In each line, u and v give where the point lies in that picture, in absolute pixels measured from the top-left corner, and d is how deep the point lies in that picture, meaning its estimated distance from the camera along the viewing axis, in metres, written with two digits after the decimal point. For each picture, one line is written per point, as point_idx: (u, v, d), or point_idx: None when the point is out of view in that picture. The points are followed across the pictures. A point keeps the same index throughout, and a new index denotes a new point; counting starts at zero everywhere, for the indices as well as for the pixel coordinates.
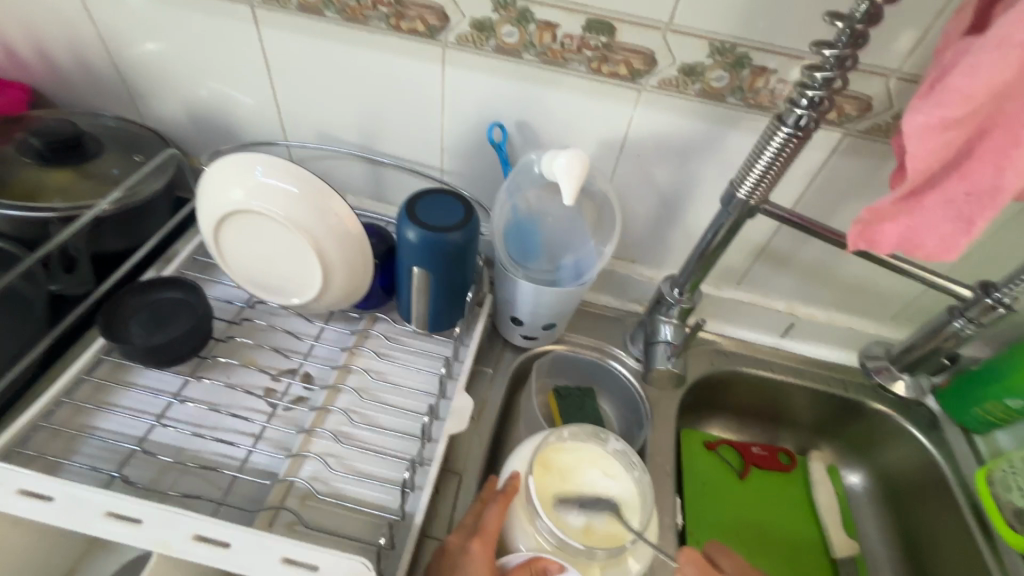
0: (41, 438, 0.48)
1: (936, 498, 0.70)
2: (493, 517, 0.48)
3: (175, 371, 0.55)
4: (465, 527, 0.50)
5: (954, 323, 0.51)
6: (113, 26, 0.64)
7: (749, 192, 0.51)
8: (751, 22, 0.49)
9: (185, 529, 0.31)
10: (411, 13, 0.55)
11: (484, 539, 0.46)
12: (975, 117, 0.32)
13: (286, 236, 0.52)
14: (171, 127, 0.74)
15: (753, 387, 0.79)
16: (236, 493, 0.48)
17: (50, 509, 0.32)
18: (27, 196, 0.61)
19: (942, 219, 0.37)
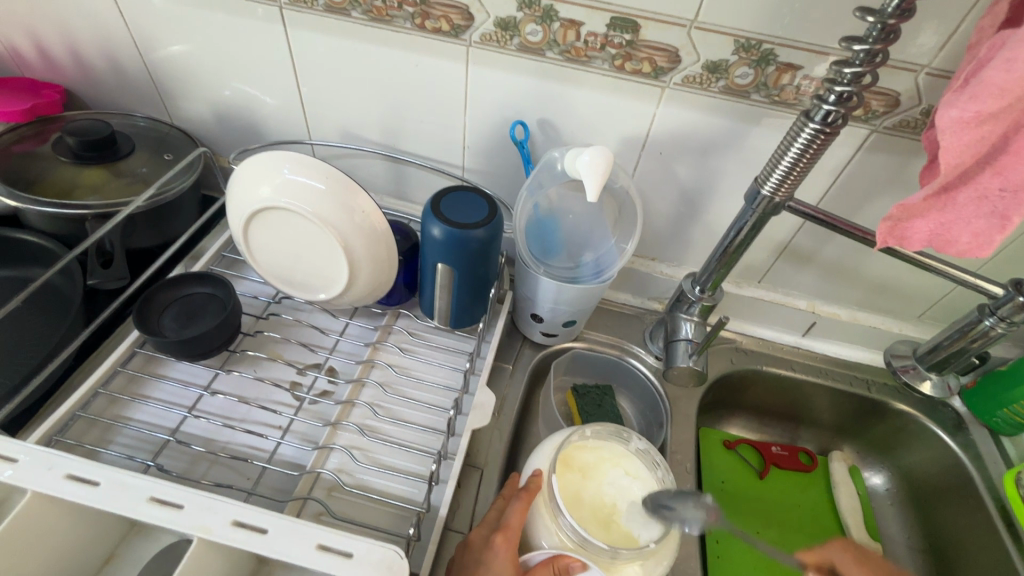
0: (79, 428, 0.50)
1: (963, 500, 0.69)
2: (516, 514, 0.48)
3: (206, 363, 0.56)
4: (487, 523, 0.50)
5: (984, 322, 0.50)
6: (144, 28, 0.66)
7: (774, 189, 0.50)
8: (778, 19, 0.49)
9: (226, 514, 0.33)
10: (436, 13, 0.55)
11: (507, 534, 0.47)
12: (1011, 111, 0.32)
13: (314, 232, 0.53)
14: (199, 127, 0.75)
15: (773, 386, 0.79)
16: (265, 483, 0.50)
17: (94, 493, 0.33)
18: (62, 193, 0.63)
19: (974, 214, 0.37)
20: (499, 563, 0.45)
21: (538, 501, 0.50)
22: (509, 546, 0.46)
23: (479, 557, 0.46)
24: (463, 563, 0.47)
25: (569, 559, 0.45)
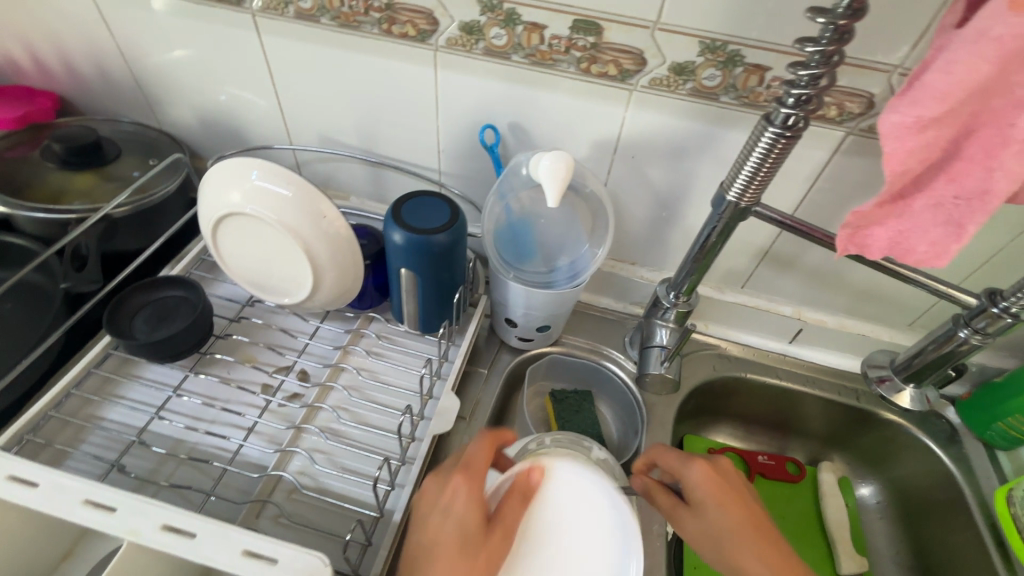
0: (52, 427, 0.52)
1: (953, 516, 0.66)
2: (480, 452, 0.44)
3: (177, 365, 0.57)
4: (446, 466, 0.46)
5: (959, 334, 0.49)
6: (129, 37, 0.67)
7: (739, 194, 0.49)
8: (742, 20, 0.48)
9: (156, 518, 0.33)
10: (402, 18, 0.56)
11: (470, 474, 0.43)
12: (955, 116, 0.30)
13: (279, 238, 0.54)
14: (186, 132, 0.77)
15: (758, 394, 0.77)
16: (226, 485, 0.50)
17: (33, 495, 0.34)
18: (50, 198, 0.65)
19: (931, 222, 0.35)
20: (462, 506, 0.41)
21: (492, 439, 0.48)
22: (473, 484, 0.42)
23: (439, 500, 0.42)
24: (421, 515, 0.43)
25: (531, 475, 0.44)
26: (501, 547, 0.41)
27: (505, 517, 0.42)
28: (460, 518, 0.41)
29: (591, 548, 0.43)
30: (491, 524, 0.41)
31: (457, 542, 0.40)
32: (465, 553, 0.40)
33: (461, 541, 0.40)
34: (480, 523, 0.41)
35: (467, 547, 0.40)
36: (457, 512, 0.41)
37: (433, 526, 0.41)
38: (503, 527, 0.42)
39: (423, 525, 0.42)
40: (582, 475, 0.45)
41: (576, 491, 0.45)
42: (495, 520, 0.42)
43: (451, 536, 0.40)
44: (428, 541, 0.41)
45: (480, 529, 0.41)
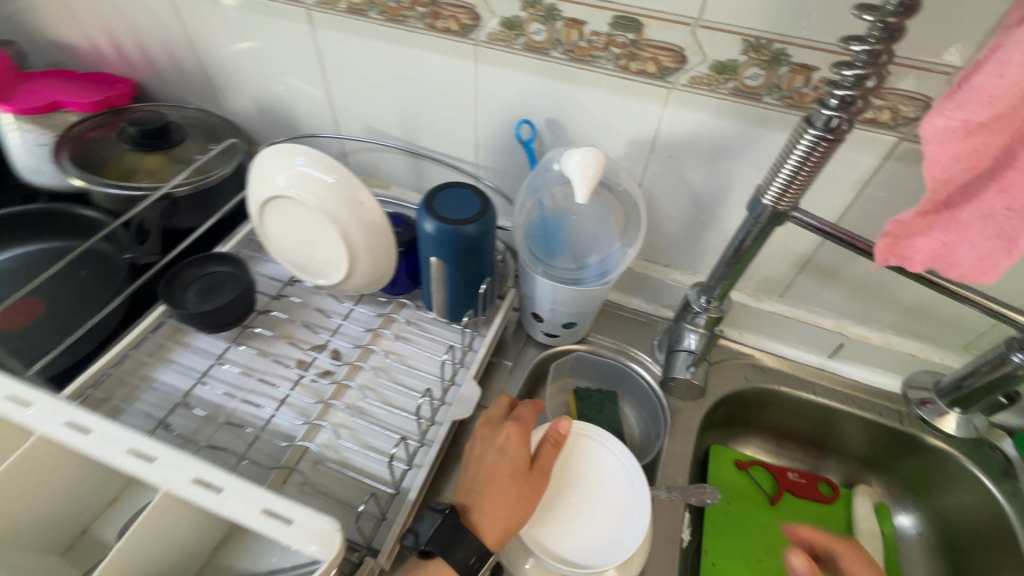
0: (110, 384, 0.57)
1: (1003, 556, 0.62)
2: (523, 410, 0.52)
3: (221, 336, 0.61)
4: (493, 419, 0.53)
5: (1012, 359, 0.46)
6: (197, 29, 0.72)
7: (775, 199, 0.47)
8: (789, 18, 0.46)
9: (188, 472, 0.36)
10: (446, 13, 0.57)
11: (520, 421, 0.50)
12: (1006, 121, 0.28)
13: (319, 222, 0.56)
14: (244, 119, 0.82)
15: (792, 408, 0.74)
16: (258, 450, 0.54)
17: (84, 441, 0.37)
18: (122, 176, 0.72)
19: (980, 235, 0.33)
20: (514, 447, 0.48)
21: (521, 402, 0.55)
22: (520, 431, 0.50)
23: (493, 444, 0.50)
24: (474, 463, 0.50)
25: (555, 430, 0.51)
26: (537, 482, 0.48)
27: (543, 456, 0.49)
28: (512, 456, 0.48)
29: (611, 496, 0.50)
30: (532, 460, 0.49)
31: (510, 473, 0.47)
32: (516, 484, 0.47)
33: (514, 474, 0.47)
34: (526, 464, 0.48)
35: (517, 478, 0.47)
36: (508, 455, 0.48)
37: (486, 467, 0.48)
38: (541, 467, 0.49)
39: (479, 459, 0.49)
40: (598, 434, 0.54)
41: (594, 448, 0.53)
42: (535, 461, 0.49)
43: (504, 469, 0.47)
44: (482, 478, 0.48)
45: (526, 465, 0.48)
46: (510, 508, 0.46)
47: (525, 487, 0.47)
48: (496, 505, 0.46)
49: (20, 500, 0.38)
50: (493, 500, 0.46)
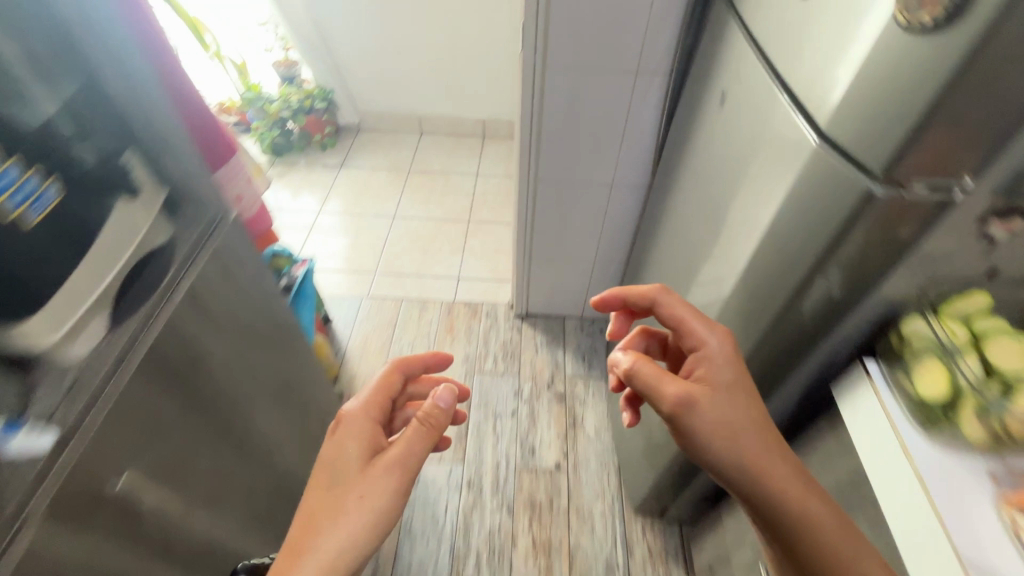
0: None
1: None
2: (375, 390, 0.88)
3: None
4: (354, 425, 0.82)
5: None
6: None
7: None
8: None
9: None
10: None
11: (368, 427, 0.82)
12: None
13: None
14: None
15: None
16: None
17: None
18: None
19: None
20: (358, 442, 0.80)
21: (425, 355, 0.97)
22: (713, 421, 0.77)
23: (335, 451, 0.79)
24: (373, 441, 0.82)
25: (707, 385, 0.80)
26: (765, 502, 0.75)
27: (738, 444, 0.76)
28: (352, 451, 0.79)
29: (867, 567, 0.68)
30: (370, 457, 0.79)
31: (340, 481, 0.76)
32: (359, 467, 0.77)
33: (360, 467, 0.77)
34: (433, 450, 0.81)
35: (361, 460, 0.78)
36: (412, 442, 0.79)
37: (383, 465, 0.76)
38: (687, 331, 0.84)
39: (329, 482, 0.77)
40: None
41: None
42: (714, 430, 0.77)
43: (348, 465, 0.77)
44: (376, 467, 0.76)
45: (361, 465, 0.77)
46: (352, 466, 0.77)
47: (360, 472, 0.77)
48: (315, 503, 0.75)
49: (715, 407, 0.78)
50: (345, 479, 0.76)
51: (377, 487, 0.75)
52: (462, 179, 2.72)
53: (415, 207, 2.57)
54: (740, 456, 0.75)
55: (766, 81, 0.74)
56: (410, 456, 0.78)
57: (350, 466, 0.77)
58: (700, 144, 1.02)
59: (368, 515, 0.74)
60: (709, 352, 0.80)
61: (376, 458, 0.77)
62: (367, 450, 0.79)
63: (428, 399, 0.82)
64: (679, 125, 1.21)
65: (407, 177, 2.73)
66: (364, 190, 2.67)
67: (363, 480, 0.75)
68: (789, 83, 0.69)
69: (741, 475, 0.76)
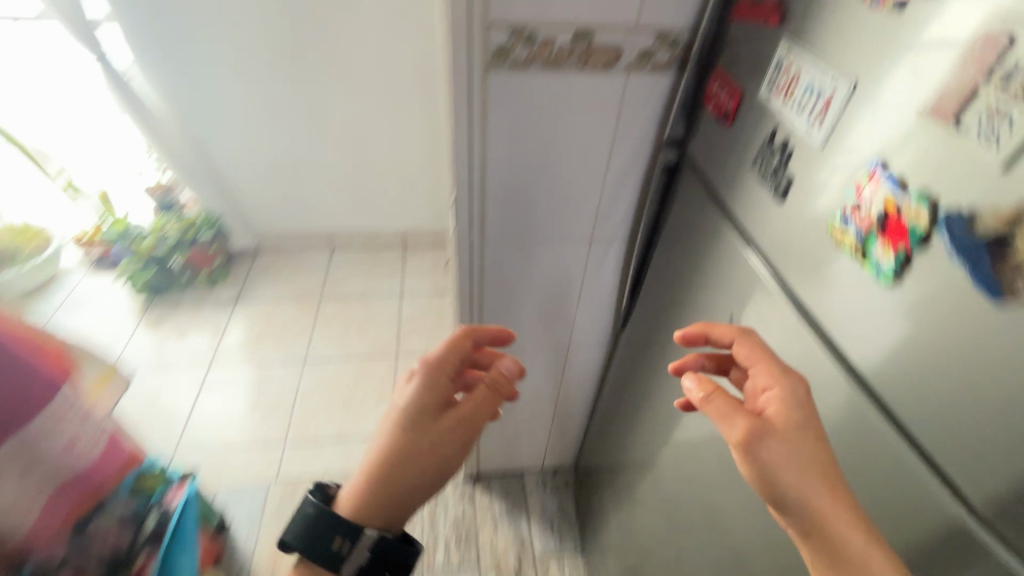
0: None
1: None
2: (443, 347, 0.81)
3: None
4: (445, 359, 0.81)
5: None
6: None
7: None
8: None
9: None
10: None
11: (442, 377, 0.78)
12: None
13: None
14: None
15: None
16: None
17: None
18: None
19: None
20: (444, 382, 0.79)
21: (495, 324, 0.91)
22: (788, 456, 0.53)
23: (433, 377, 0.78)
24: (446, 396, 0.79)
25: (772, 413, 0.55)
26: (834, 565, 0.48)
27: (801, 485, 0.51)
28: (432, 390, 0.77)
29: None
30: (439, 410, 0.77)
31: (428, 415, 0.76)
32: (438, 404, 0.77)
33: (434, 409, 0.77)
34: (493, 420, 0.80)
35: (438, 405, 0.77)
36: (480, 407, 0.78)
37: (451, 422, 0.75)
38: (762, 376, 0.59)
39: (419, 432, 0.74)
40: None
41: None
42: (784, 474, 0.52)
43: (427, 411, 0.76)
44: (445, 424, 0.75)
45: (438, 409, 0.77)
46: (430, 434, 0.74)
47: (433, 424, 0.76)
48: (416, 457, 0.74)
49: (796, 440, 0.53)
50: (423, 454, 0.74)
51: (445, 442, 0.75)
52: (385, 303, 2.42)
53: (332, 344, 2.22)
54: (801, 497, 0.50)
55: (831, 367, 0.56)
56: (474, 422, 0.77)
57: (421, 413, 0.76)
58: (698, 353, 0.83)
59: (436, 461, 0.75)
60: (784, 392, 0.57)
61: (448, 412, 0.76)
62: (439, 402, 0.77)
63: (493, 367, 0.81)
64: (652, 301, 1.03)
65: (320, 305, 2.39)
66: (268, 327, 2.29)
67: (430, 429, 0.75)
68: (871, 381, 0.52)
69: (811, 517, 0.50)
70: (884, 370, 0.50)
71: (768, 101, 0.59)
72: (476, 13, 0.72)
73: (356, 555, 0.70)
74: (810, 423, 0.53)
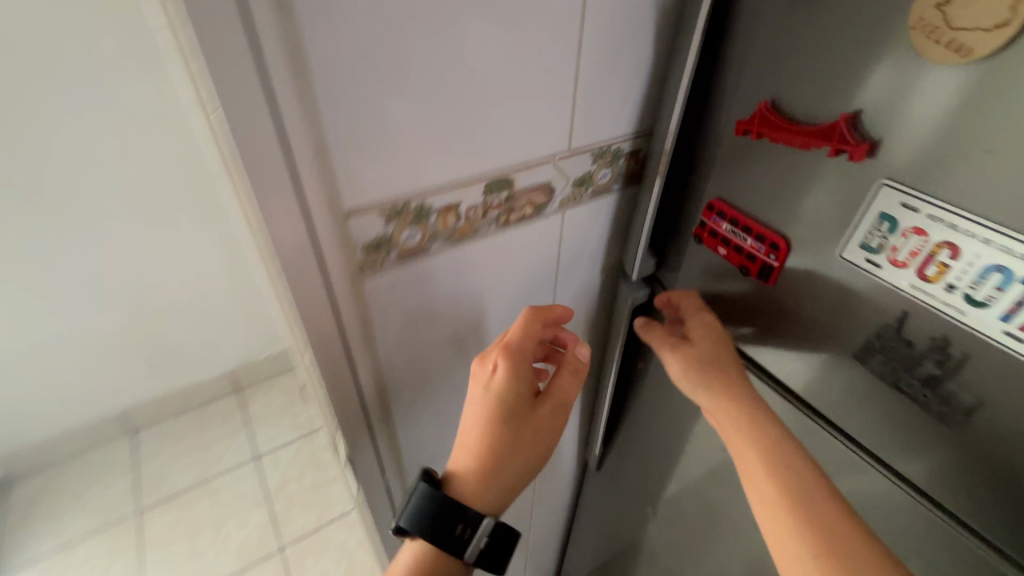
0: None
1: None
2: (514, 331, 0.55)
3: None
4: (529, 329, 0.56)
5: None
6: None
7: None
8: None
9: None
10: None
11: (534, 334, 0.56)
12: None
13: None
14: None
15: None
16: None
17: None
18: None
19: None
20: (526, 367, 0.55)
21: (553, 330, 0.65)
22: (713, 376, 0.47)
23: (519, 361, 0.55)
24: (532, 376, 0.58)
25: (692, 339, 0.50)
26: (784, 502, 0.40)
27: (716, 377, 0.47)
28: (522, 376, 0.55)
29: None
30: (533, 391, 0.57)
31: (521, 405, 0.55)
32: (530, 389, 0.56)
33: (531, 388, 0.56)
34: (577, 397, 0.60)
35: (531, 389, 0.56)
36: (569, 385, 0.58)
37: (552, 407, 0.56)
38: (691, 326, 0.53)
39: (518, 427, 0.54)
40: None
41: None
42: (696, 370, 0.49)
43: (520, 396, 0.55)
44: (544, 412, 0.56)
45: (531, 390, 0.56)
46: (553, 418, 0.57)
47: (531, 411, 0.55)
48: (512, 464, 0.54)
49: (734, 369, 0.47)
50: (529, 448, 0.55)
51: (551, 427, 0.56)
52: (238, 479, 1.78)
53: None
54: (716, 399, 0.46)
55: None
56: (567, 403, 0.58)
57: (521, 401, 0.55)
58: (742, 561, 0.60)
59: (545, 446, 0.56)
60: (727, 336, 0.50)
61: (546, 393, 0.57)
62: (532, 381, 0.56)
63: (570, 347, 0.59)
64: (631, 458, 0.79)
65: (140, 524, 1.67)
66: None
67: (531, 418, 0.55)
68: None
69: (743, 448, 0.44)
70: (1022, 545, 0.34)
71: (869, 269, 0.37)
72: (315, 205, 0.39)
73: (477, 539, 0.52)
74: (727, 348, 0.49)
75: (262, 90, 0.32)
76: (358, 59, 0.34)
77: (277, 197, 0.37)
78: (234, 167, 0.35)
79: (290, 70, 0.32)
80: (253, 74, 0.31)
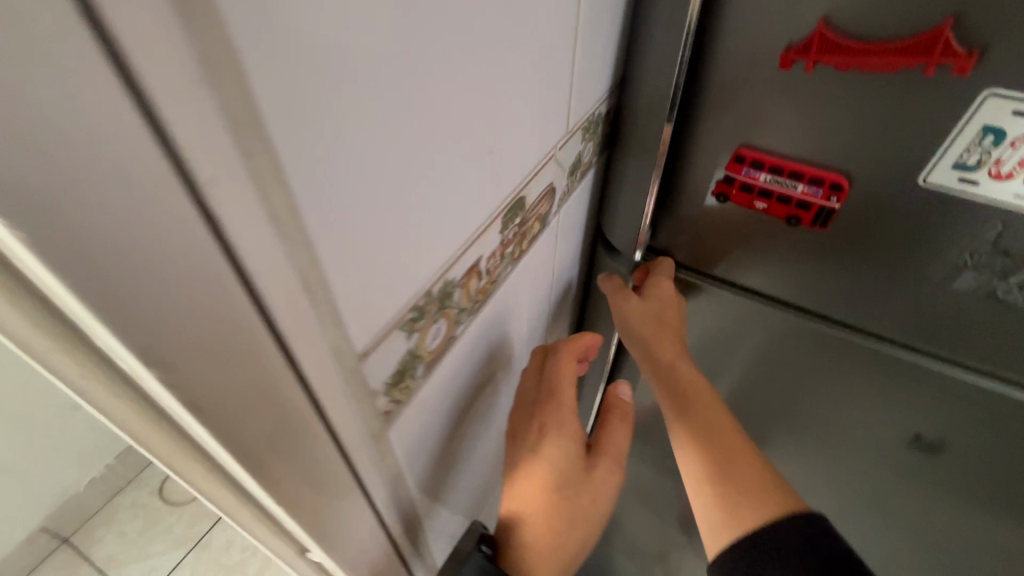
0: None
1: None
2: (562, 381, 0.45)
3: None
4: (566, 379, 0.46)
5: None
6: None
7: None
8: None
9: None
10: None
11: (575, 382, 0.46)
12: None
13: None
14: None
15: None
16: None
17: None
18: None
19: None
20: (576, 424, 0.44)
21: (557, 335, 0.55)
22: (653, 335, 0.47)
23: (566, 422, 0.44)
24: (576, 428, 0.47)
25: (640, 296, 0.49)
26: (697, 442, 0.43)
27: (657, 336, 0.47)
28: (577, 432, 0.44)
29: None
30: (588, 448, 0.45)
31: (578, 464, 0.44)
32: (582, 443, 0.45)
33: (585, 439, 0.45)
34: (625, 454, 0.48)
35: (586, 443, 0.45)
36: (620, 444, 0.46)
37: (610, 469, 0.45)
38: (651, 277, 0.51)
39: (575, 499, 0.43)
40: None
41: None
42: (636, 330, 0.48)
43: (577, 461, 0.44)
44: (602, 477, 0.44)
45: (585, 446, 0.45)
46: (612, 478, 0.45)
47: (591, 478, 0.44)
48: (564, 535, 0.43)
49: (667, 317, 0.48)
50: (585, 514, 0.44)
51: (609, 488, 0.45)
52: None
53: None
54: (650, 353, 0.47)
55: None
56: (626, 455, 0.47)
57: (580, 466, 0.44)
58: None
59: (603, 509, 0.46)
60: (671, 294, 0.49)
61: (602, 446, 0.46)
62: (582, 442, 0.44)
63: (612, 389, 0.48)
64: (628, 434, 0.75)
65: None
66: None
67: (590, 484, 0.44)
68: None
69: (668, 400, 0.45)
70: None
71: (956, 187, 0.34)
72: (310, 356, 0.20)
73: None
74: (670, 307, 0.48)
75: (197, 233, 0.14)
76: (343, 102, 0.17)
77: (261, 403, 0.19)
78: (143, 378, 0.16)
79: (247, 166, 0.15)
80: (175, 201, 0.13)
